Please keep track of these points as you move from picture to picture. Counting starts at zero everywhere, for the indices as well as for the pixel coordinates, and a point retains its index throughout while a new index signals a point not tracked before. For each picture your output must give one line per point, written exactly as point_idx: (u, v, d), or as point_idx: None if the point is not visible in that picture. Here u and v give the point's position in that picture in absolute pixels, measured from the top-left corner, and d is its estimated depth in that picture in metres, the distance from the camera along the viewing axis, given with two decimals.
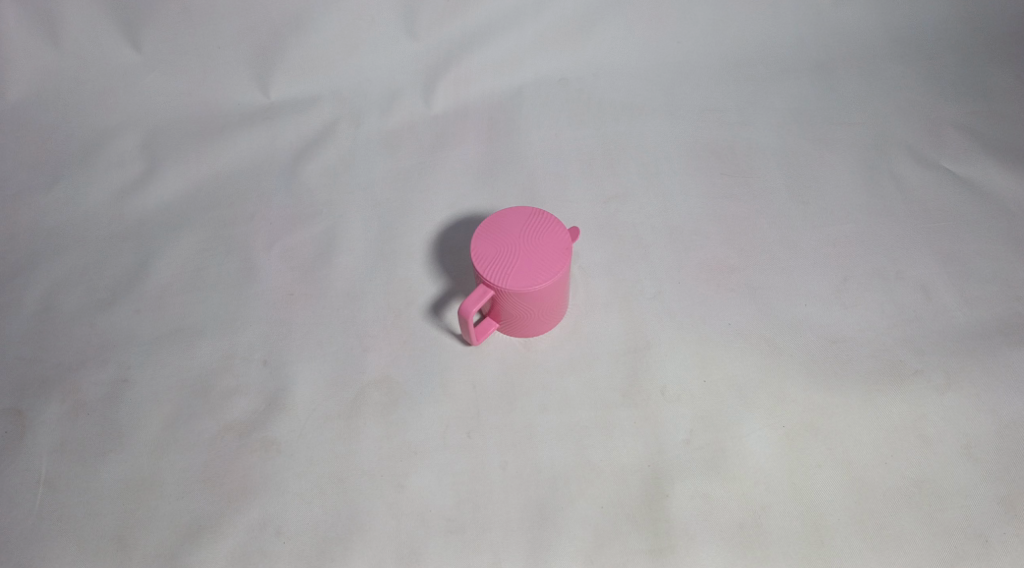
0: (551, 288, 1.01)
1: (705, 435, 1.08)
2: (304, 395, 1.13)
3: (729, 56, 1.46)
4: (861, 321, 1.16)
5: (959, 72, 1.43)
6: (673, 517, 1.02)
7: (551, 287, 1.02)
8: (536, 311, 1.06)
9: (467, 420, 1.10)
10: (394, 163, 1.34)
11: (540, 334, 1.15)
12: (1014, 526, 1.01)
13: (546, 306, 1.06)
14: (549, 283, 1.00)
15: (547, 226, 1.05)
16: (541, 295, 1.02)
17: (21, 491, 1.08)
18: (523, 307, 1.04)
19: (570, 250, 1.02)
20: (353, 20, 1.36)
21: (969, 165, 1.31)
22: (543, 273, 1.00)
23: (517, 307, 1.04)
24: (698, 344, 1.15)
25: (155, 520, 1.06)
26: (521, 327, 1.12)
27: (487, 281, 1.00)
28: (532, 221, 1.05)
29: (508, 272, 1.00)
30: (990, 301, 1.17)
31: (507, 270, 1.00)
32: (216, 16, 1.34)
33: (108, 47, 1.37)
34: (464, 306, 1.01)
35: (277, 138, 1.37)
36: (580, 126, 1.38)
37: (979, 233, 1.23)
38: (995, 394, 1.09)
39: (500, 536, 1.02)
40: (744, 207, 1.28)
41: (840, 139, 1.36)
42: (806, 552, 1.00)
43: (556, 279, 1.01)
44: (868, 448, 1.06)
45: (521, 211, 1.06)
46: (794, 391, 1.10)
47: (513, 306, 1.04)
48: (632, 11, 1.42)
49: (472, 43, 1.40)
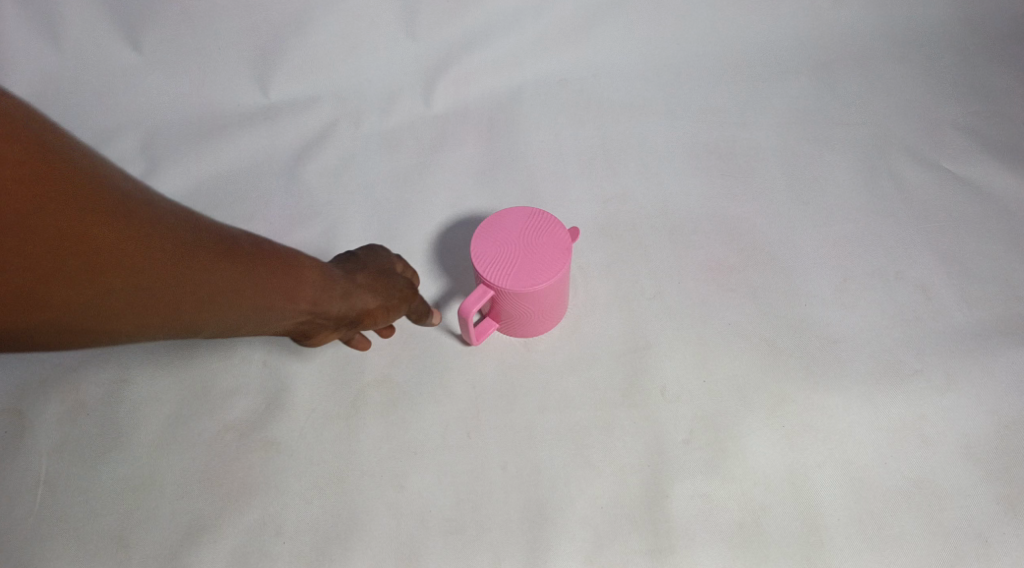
0: (551, 288, 1.01)
1: (705, 435, 1.08)
2: (303, 395, 1.13)
3: (728, 56, 1.46)
4: (861, 321, 1.16)
5: (960, 72, 1.42)
6: (673, 517, 1.02)
7: (551, 289, 1.02)
8: (536, 311, 1.06)
9: (467, 421, 1.10)
10: (394, 163, 1.35)
11: (541, 333, 1.15)
12: (1013, 526, 1.01)
13: (546, 306, 1.06)
14: (550, 284, 1.00)
15: (547, 226, 1.05)
16: (542, 296, 1.02)
17: (21, 491, 1.08)
18: (523, 307, 1.04)
19: (570, 250, 1.02)
20: (352, 20, 1.36)
21: (969, 165, 1.31)
22: (543, 274, 1.00)
23: (517, 308, 1.05)
24: (698, 344, 1.15)
25: (155, 520, 1.06)
26: (520, 327, 1.12)
27: (487, 281, 1.00)
28: (531, 220, 1.05)
29: (508, 273, 1.00)
30: (989, 301, 1.17)
31: (508, 271, 1.00)
32: (216, 17, 1.33)
33: (109, 47, 1.36)
34: (464, 306, 1.01)
35: (276, 138, 1.38)
36: (579, 126, 1.38)
37: (979, 233, 1.23)
38: (995, 395, 1.09)
39: (500, 536, 1.02)
40: (745, 207, 1.28)
41: (840, 139, 1.36)
42: (805, 552, 1.00)
43: (556, 279, 1.01)
44: (868, 448, 1.06)
45: (521, 211, 1.06)
46: (795, 391, 1.10)
47: (512, 306, 1.04)
48: (632, 11, 1.41)
49: (472, 44, 1.40)
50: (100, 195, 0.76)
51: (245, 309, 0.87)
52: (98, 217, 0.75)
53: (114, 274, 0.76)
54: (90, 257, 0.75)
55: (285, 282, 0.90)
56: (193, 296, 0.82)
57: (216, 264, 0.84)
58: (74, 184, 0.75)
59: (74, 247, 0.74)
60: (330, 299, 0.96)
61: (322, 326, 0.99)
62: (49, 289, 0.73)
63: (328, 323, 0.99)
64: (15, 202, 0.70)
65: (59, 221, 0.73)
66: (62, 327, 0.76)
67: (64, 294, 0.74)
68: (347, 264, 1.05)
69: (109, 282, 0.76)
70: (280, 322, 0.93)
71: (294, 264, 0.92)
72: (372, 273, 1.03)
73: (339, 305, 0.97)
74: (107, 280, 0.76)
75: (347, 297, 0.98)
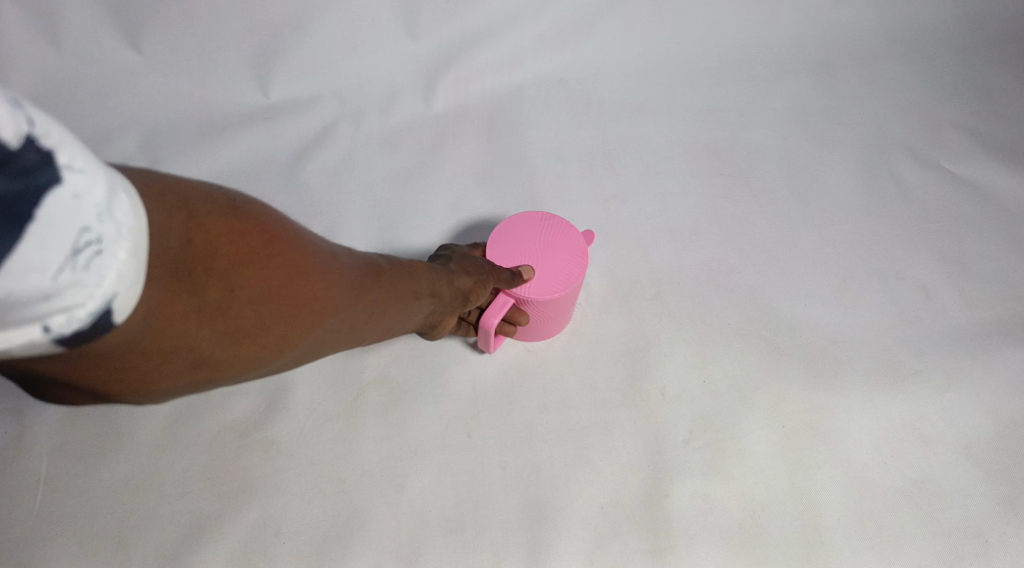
0: (570, 295, 1.02)
1: (705, 435, 1.08)
2: (303, 395, 1.13)
3: (729, 56, 1.46)
4: (861, 321, 1.16)
5: (960, 72, 1.43)
6: (672, 517, 1.02)
7: (569, 295, 1.02)
8: (554, 316, 1.07)
9: (467, 420, 1.10)
10: (395, 164, 1.35)
11: (551, 334, 1.16)
12: (1013, 526, 1.01)
13: (561, 313, 1.06)
14: (570, 291, 1.00)
15: (559, 230, 1.06)
16: (560, 304, 1.02)
17: (21, 491, 1.08)
18: (541, 316, 1.04)
19: (587, 253, 1.04)
20: (352, 20, 1.36)
21: (969, 165, 1.31)
22: (561, 283, 1.00)
23: (539, 317, 1.05)
24: (698, 344, 1.15)
25: (155, 520, 1.05)
26: (534, 335, 1.12)
27: (510, 291, 0.99)
28: (543, 225, 1.07)
29: (530, 281, 1.00)
30: (989, 301, 1.17)
31: (529, 280, 1.00)
32: (216, 16, 1.33)
33: (109, 48, 1.35)
34: (487, 318, 0.99)
35: (276, 138, 1.38)
36: (580, 127, 1.39)
37: (979, 233, 1.24)
38: (995, 394, 1.09)
39: (500, 536, 1.02)
40: (745, 207, 1.28)
41: (840, 139, 1.36)
42: (804, 552, 1.00)
43: (575, 286, 1.01)
44: (867, 448, 1.06)
45: (532, 217, 1.08)
46: (794, 391, 1.10)
47: (531, 316, 1.04)
48: (631, 11, 1.41)
49: (473, 43, 1.40)
50: (286, 237, 0.68)
51: (402, 314, 0.83)
52: (293, 257, 0.68)
53: (315, 308, 0.70)
54: (297, 298, 0.69)
55: (418, 280, 0.85)
56: (368, 311, 0.77)
57: (375, 280, 0.78)
58: (268, 232, 0.67)
59: (282, 292, 0.67)
60: (454, 290, 0.91)
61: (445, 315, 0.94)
62: (266, 334, 0.67)
63: (446, 311, 0.93)
64: (240, 263, 0.64)
65: (267, 268, 0.66)
66: (270, 364, 0.70)
67: (282, 334, 0.69)
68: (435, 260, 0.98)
69: (309, 318, 0.70)
70: (412, 319, 0.87)
71: (421, 265, 0.87)
72: (459, 258, 0.97)
73: (452, 289, 0.90)
74: (310, 316, 0.70)
75: (455, 280, 0.91)
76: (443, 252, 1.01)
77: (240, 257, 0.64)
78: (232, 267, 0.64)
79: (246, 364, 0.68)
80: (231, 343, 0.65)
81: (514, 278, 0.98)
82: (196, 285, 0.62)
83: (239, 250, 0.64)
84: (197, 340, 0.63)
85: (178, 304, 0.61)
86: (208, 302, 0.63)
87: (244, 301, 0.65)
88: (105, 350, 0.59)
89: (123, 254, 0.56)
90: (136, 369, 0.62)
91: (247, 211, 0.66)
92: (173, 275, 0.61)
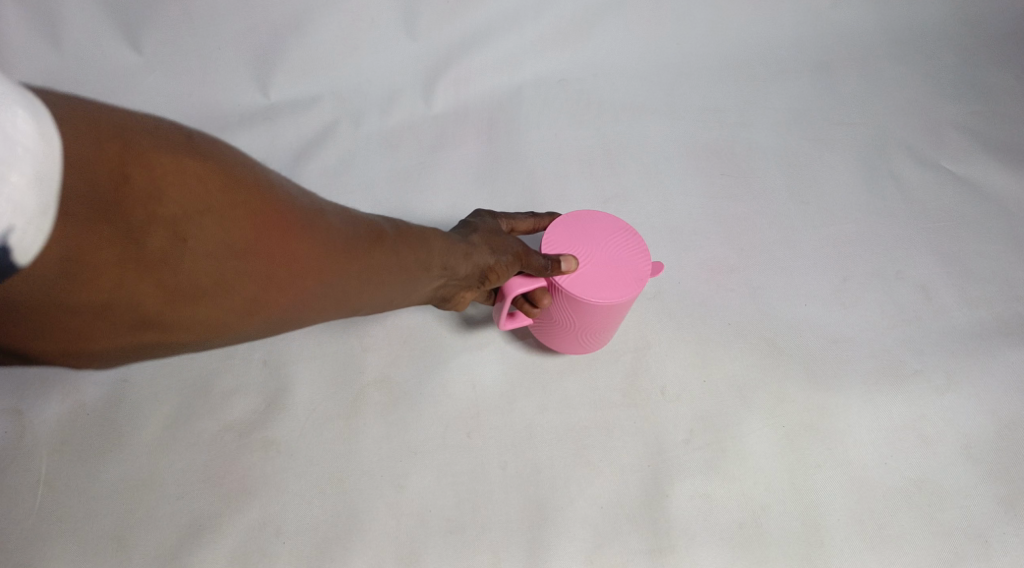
0: (607, 310, 0.96)
1: (705, 435, 1.08)
2: (303, 395, 1.13)
3: (728, 56, 1.46)
4: (861, 321, 1.16)
5: (959, 73, 1.43)
6: (672, 517, 1.02)
7: (614, 309, 0.96)
8: (603, 325, 1.01)
9: (467, 420, 1.10)
10: (394, 163, 1.35)
11: (602, 344, 1.11)
12: (1013, 526, 1.00)
13: (592, 323, 1.00)
14: (607, 304, 0.94)
15: (630, 246, 0.99)
16: (594, 313, 0.96)
17: (20, 491, 1.07)
18: (569, 314, 0.99)
19: (644, 282, 0.96)
20: (352, 20, 1.36)
21: (969, 165, 1.31)
22: (602, 292, 0.94)
23: (583, 322, 1.00)
24: (698, 344, 1.15)
25: (154, 520, 1.05)
26: (563, 338, 1.06)
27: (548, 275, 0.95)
28: (618, 234, 1.01)
29: (572, 274, 0.95)
30: (988, 301, 1.17)
31: (572, 272, 0.95)
32: (216, 17, 1.33)
33: (109, 48, 1.35)
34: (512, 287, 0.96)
35: (277, 138, 1.37)
36: (580, 126, 1.39)
37: (979, 234, 1.24)
38: (995, 394, 1.09)
39: (500, 536, 1.02)
40: (745, 207, 1.28)
41: (840, 139, 1.36)
42: (805, 552, 1.00)
43: (616, 303, 0.95)
44: (868, 447, 1.06)
45: (612, 222, 1.02)
46: (794, 390, 1.10)
47: (559, 310, 0.99)
48: (631, 11, 1.41)
49: (472, 43, 1.40)
50: (249, 187, 0.71)
51: (392, 279, 0.85)
52: (256, 207, 0.71)
53: (280, 263, 0.73)
54: (257, 252, 0.71)
55: (423, 250, 0.89)
56: (347, 271, 0.79)
57: (357, 241, 0.81)
58: (229, 182, 0.70)
59: (242, 244, 0.70)
60: (458, 262, 0.93)
61: (460, 288, 0.98)
62: (221, 288, 0.70)
63: (462, 285, 0.97)
64: (193, 210, 0.67)
65: (224, 217, 0.69)
66: (236, 319, 0.73)
67: (241, 288, 0.72)
68: (462, 230, 1.01)
69: (275, 273, 0.73)
70: (411, 290, 0.90)
71: (422, 236, 0.90)
72: (487, 234, 0.99)
73: (468, 265, 0.94)
74: (274, 271, 0.73)
75: (472, 254, 0.95)
76: (471, 223, 1.02)
77: (193, 205, 0.67)
78: (180, 215, 0.67)
79: (207, 316, 0.71)
80: (181, 293, 0.68)
81: (550, 270, 0.94)
82: (131, 229, 0.65)
83: (192, 198, 0.67)
84: (139, 287, 0.66)
85: (114, 246, 0.64)
86: (154, 247, 0.66)
87: (196, 251, 0.68)
88: (33, 290, 0.62)
89: (17, 179, 0.55)
90: (79, 316, 0.65)
91: (204, 152, 0.69)
92: (103, 215, 0.63)
